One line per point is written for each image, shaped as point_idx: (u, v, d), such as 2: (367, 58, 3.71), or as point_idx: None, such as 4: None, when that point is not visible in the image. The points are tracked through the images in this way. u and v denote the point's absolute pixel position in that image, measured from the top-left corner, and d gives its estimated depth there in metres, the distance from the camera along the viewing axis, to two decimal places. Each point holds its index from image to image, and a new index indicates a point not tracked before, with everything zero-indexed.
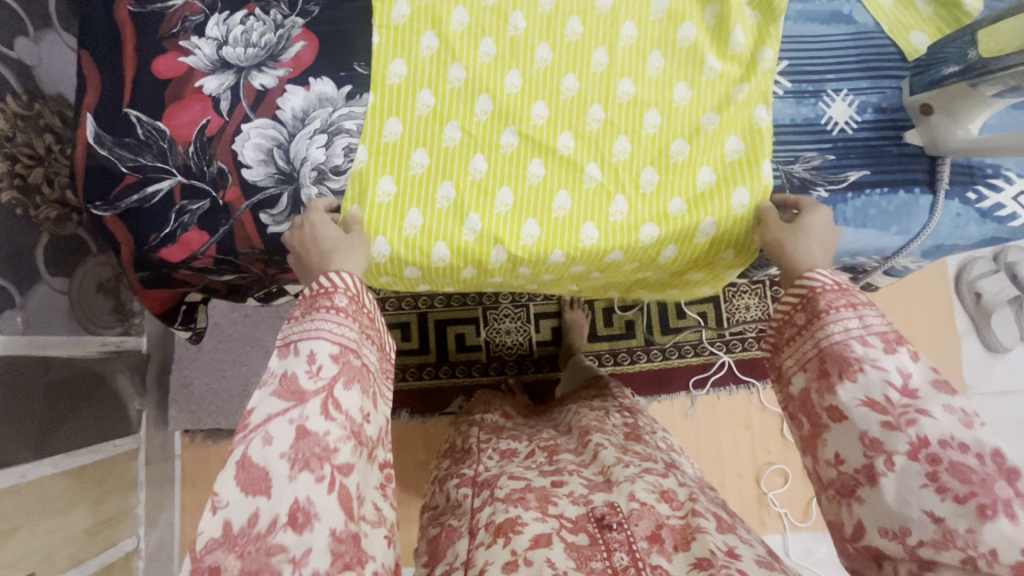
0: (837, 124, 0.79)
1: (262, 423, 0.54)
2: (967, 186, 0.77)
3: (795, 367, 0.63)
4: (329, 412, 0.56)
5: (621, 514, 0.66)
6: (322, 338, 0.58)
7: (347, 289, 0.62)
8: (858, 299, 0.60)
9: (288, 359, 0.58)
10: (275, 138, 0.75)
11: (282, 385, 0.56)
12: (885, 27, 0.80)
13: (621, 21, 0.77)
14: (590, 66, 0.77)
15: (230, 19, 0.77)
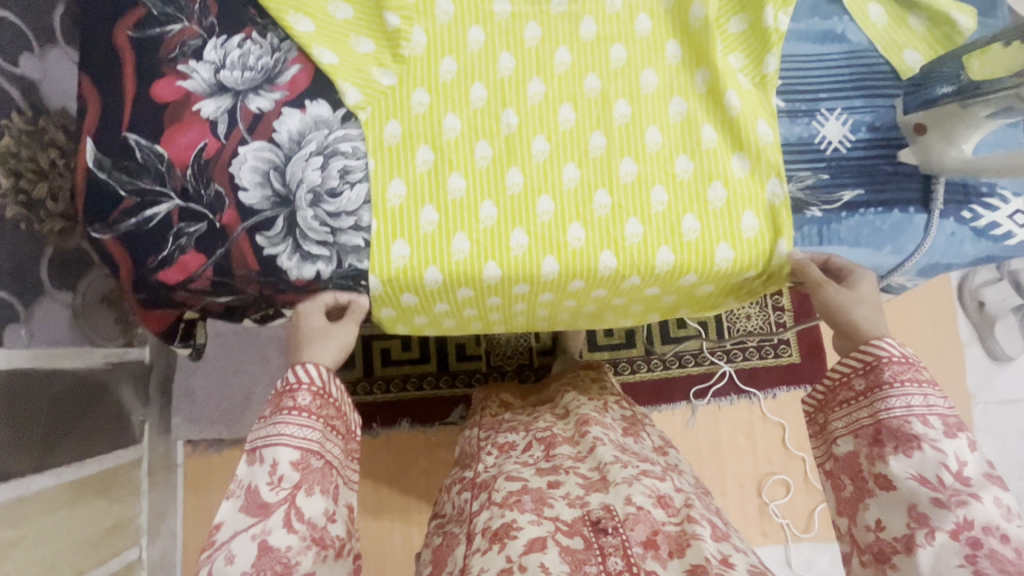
0: (830, 143, 0.79)
1: (227, 538, 0.61)
2: (962, 205, 0.77)
3: (842, 428, 0.69)
4: (291, 524, 0.62)
5: (616, 518, 0.67)
6: (285, 445, 0.64)
7: (312, 385, 0.68)
8: (921, 375, 0.66)
9: (252, 466, 0.65)
10: (271, 161, 0.76)
11: (247, 498, 0.63)
12: (879, 46, 0.80)
13: (612, 102, 0.78)
14: (589, 151, 0.78)
15: (227, 44, 0.78)
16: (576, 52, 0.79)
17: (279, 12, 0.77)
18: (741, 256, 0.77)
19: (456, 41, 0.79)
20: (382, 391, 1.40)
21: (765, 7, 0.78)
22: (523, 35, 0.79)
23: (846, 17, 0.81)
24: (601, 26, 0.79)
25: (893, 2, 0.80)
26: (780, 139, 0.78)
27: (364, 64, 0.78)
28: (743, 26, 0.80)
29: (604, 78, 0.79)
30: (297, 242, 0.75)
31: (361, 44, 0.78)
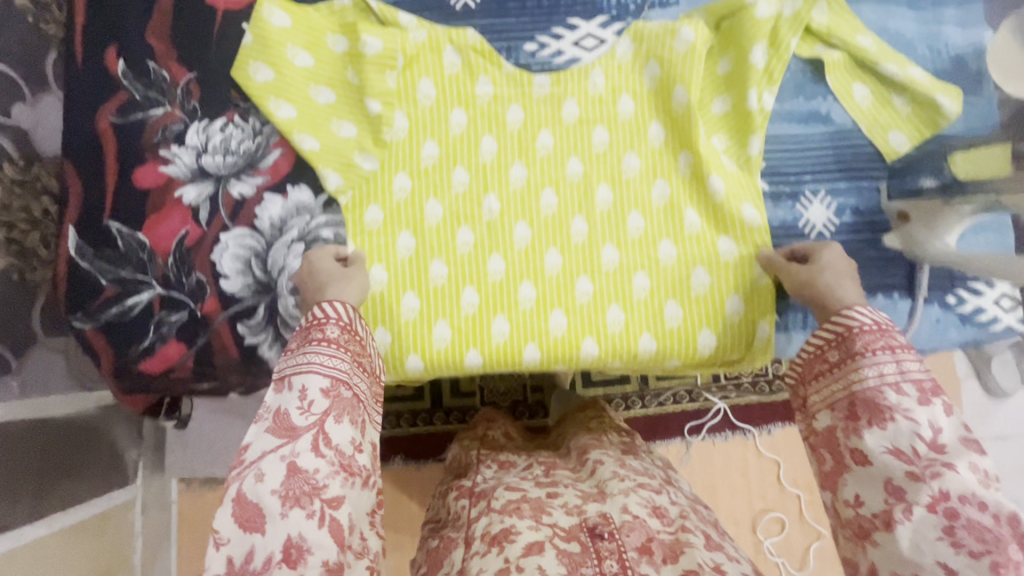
0: (814, 227, 0.79)
1: (257, 457, 0.55)
2: (947, 290, 0.77)
3: (821, 403, 0.64)
4: (319, 448, 0.56)
5: (612, 525, 0.67)
6: (314, 372, 0.59)
7: (341, 321, 0.64)
8: (897, 341, 0.60)
9: (280, 392, 0.59)
10: (253, 247, 0.76)
11: (276, 421, 0.57)
12: (863, 127, 0.80)
13: (593, 186, 0.78)
14: (570, 235, 0.78)
15: (209, 127, 0.78)
16: (557, 135, 0.79)
17: (260, 98, 0.78)
18: (724, 343, 0.76)
19: (437, 124, 0.78)
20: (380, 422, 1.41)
21: (750, 89, 0.78)
22: (505, 118, 0.79)
23: (830, 97, 0.80)
24: (583, 109, 0.79)
25: (878, 83, 0.80)
26: (766, 224, 0.77)
27: (345, 149, 0.78)
28: (726, 105, 0.80)
29: (587, 161, 0.79)
30: (278, 330, 0.75)
31: (343, 128, 0.78)
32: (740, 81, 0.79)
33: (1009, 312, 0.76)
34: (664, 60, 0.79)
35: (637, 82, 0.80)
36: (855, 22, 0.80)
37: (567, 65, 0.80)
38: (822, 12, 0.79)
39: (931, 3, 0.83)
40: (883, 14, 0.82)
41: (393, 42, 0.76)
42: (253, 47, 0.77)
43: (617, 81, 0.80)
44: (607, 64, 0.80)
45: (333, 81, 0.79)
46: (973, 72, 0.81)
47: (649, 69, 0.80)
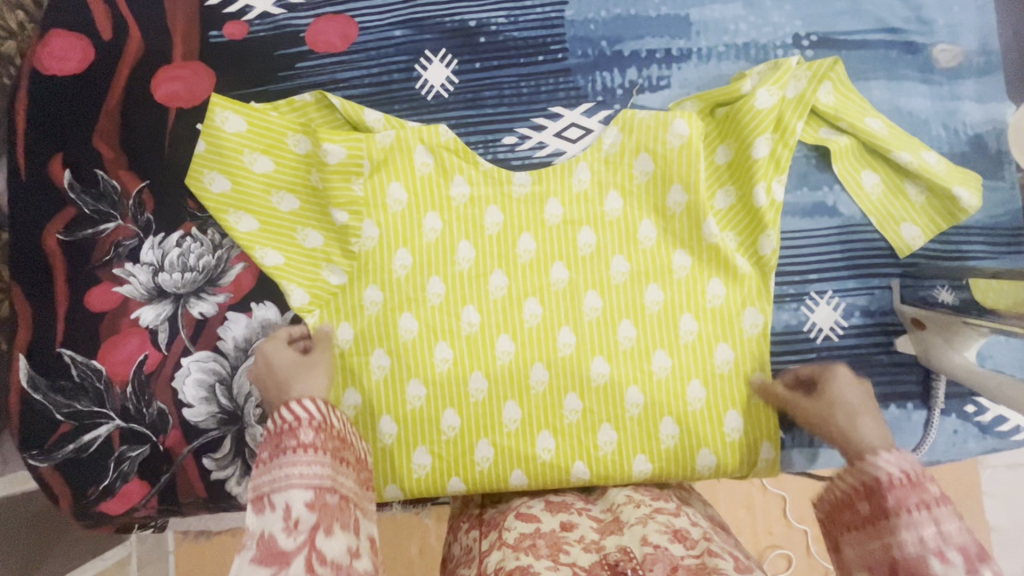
0: (821, 331, 0.72)
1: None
2: (965, 398, 0.71)
3: (857, 565, 0.49)
4: (314, 567, 0.45)
5: (635, 561, 0.51)
6: (294, 486, 0.48)
7: (312, 418, 0.54)
8: (931, 495, 0.47)
9: (260, 513, 0.47)
10: (217, 372, 0.71)
11: (262, 547, 0.45)
12: (874, 220, 0.73)
13: (581, 294, 0.73)
14: (556, 348, 0.72)
15: (165, 242, 0.73)
16: (540, 238, 0.73)
17: (218, 210, 0.72)
18: (723, 461, 0.72)
19: (410, 231, 0.73)
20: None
21: (754, 185, 0.72)
22: (483, 222, 0.73)
23: (836, 187, 0.74)
24: (568, 209, 0.74)
25: (889, 170, 0.73)
26: (770, 327, 0.72)
27: (312, 262, 0.72)
28: (729, 199, 0.74)
29: (573, 266, 0.73)
30: (247, 463, 0.70)
31: (309, 238, 0.73)
32: (742, 173, 0.73)
33: None
34: (658, 153, 0.72)
35: (627, 177, 0.73)
36: (862, 102, 0.73)
37: (550, 160, 0.74)
38: (827, 95, 0.72)
39: (947, 76, 0.76)
40: (893, 91, 0.75)
41: (358, 146, 0.70)
42: (207, 156, 0.71)
43: (605, 176, 0.74)
44: (594, 157, 0.74)
45: (295, 187, 0.73)
46: (993, 153, 0.75)
47: (640, 162, 0.73)
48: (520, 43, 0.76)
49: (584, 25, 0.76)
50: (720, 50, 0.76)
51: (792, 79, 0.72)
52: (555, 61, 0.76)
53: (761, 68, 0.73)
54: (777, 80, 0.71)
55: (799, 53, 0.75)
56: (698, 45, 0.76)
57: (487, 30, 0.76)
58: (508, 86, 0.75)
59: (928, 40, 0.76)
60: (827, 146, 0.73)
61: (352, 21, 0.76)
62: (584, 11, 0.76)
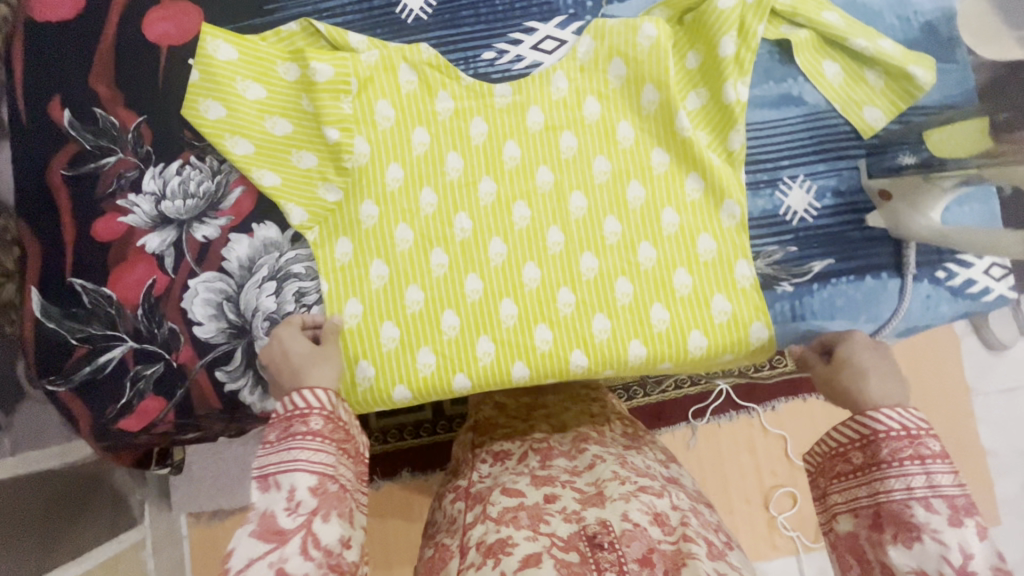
0: (796, 213, 0.76)
1: (244, 563, 0.52)
2: (936, 265, 0.75)
3: (842, 503, 0.60)
4: (308, 549, 0.53)
5: (612, 534, 0.61)
6: (299, 469, 0.56)
7: (325, 410, 0.60)
8: (928, 450, 0.57)
9: (265, 491, 0.56)
10: (223, 291, 0.74)
11: (263, 524, 0.54)
12: (837, 106, 0.78)
13: (567, 195, 0.77)
14: (546, 248, 0.76)
15: (166, 171, 0.76)
16: (524, 145, 0.77)
17: (215, 137, 0.75)
18: (715, 344, 0.74)
19: (401, 146, 0.76)
20: (381, 442, 1.21)
21: (722, 81, 0.75)
22: (469, 133, 0.77)
23: (800, 79, 0.78)
24: (548, 115, 0.77)
25: (848, 59, 0.78)
26: (747, 218, 0.75)
27: (308, 181, 0.75)
28: (701, 100, 0.77)
29: (557, 170, 0.77)
30: (257, 374, 0.73)
31: (304, 159, 0.76)
32: (711, 73, 0.76)
33: (999, 281, 0.75)
34: (630, 56, 0.76)
35: (602, 82, 0.77)
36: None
37: (528, 71, 0.78)
38: None
39: None
40: None
41: (344, 65, 0.74)
42: (201, 85, 0.75)
43: (582, 83, 0.78)
44: (570, 65, 0.78)
45: (287, 111, 0.76)
46: (944, 38, 0.79)
47: (614, 67, 0.77)
48: None
49: None
50: None
51: None
52: None
53: None
54: None
55: None
56: None
57: None
58: (483, 5, 0.79)
59: None
60: (787, 40, 0.77)
61: None
62: None
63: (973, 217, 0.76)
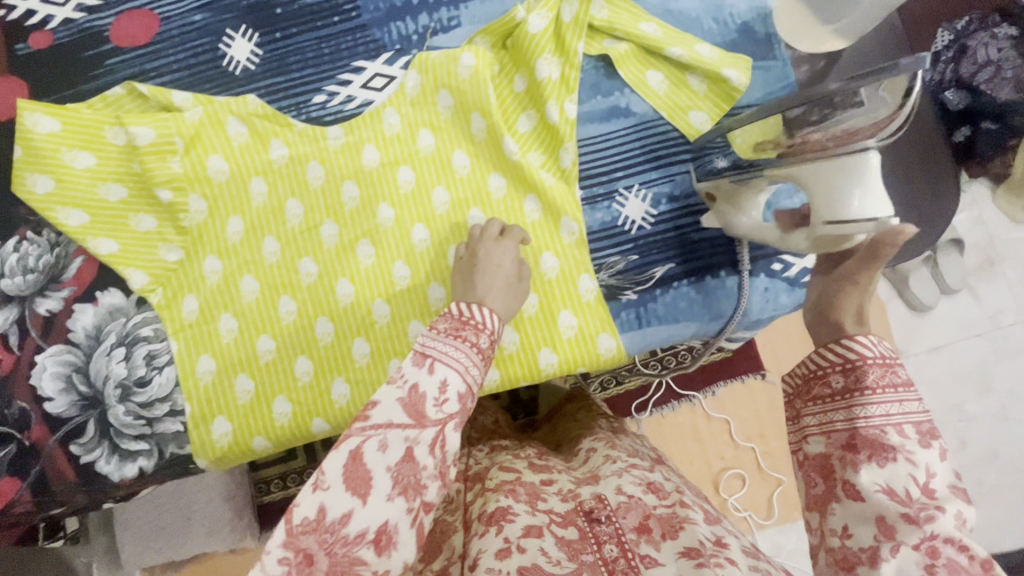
0: (633, 222, 0.78)
1: (383, 423, 0.51)
2: (771, 258, 0.77)
3: (814, 426, 0.53)
4: (435, 448, 0.52)
5: (608, 509, 0.61)
6: (452, 369, 0.54)
7: (486, 328, 0.59)
8: (901, 377, 0.50)
9: (417, 366, 0.54)
10: (72, 362, 0.74)
11: (410, 398, 0.52)
12: (665, 113, 0.80)
13: (409, 228, 0.77)
14: (393, 283, 0.77)
15: (3, 249, 0.75)
16: (362, 183, 0.78)
17: (47, 210, 0.75)
18: (566, 359, 0.76)
19: (238, 199, 0.77)
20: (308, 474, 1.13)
21: (547, 102, 0.77)
22: (306, 178, 0.77)
23: (626, 90, 0.80)
24: (383, 152, 0.78)
25: (669, 67, 0.80)
26: (585, 233, 0.77)
27: (148, 244, 0.75)
28: (532, 121, 0.78)
29: (397, 205, 0.78)
30: (113, 442, 0.73)
31: (142, 222, 0.76)
32: (536, 96, 0.77)
33: None
34: (455, 87, 0.77)
35: (432, 114, 0.78)
36: (635, 10, 0.79)
37: (360, 110, 0.79)
38: (600, 8, 0.78)
39: None
40: None
41: (167, 126, 0.74)
42: (27, 160, 0.74)
43: (413, 116, 0.78)
44: (399, 101, 0.78)
45: (120, 176, 0.76)
46: (762, 38, 0.82)
47: (442, 98, 0.78)
48: (314, 9, 0.80)
49: None
50: None
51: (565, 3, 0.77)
52: (350, 20, 0.81)
53: None
54: (546, 3, 0.76)
55: None
56: None
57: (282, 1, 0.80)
58: (309, 50, 0.80)
59: None
60: (609, 54, 0.79)
61: (152, 13, 0.80)
62: None
63: None
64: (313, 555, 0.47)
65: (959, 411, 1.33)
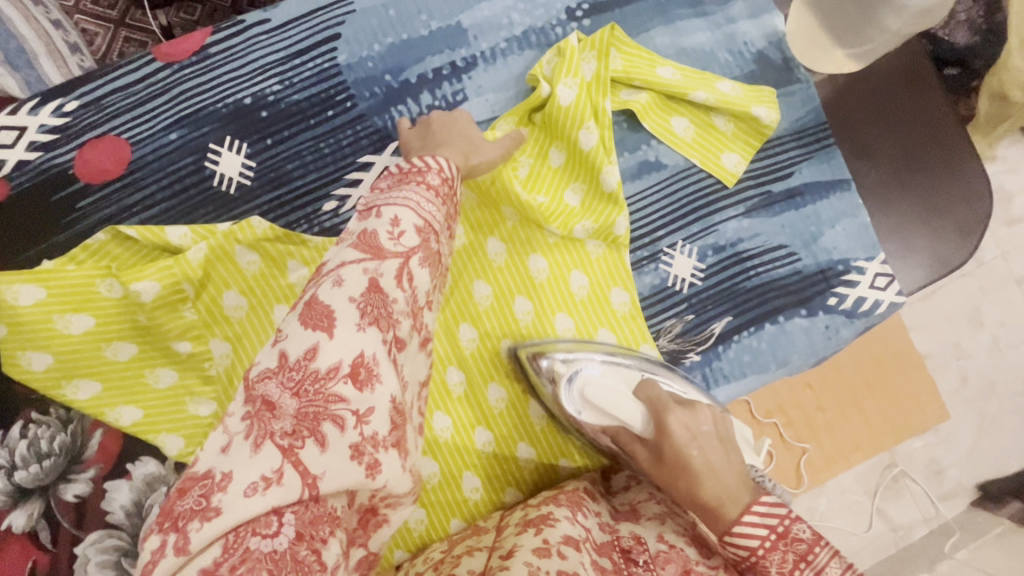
0: (683, 280, 0.75)
1: (338, 265, 0.43)
2: (826, 292, 0.76)
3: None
4: (402, 281, 0.44)
5: (647, 553, 0.51)
6: (407, 204, 0.46)
7: (440, 171, 0.51)
8: (803, 546, 0.46)
9: (366, 220, 0.45)
10: (118, 546, 0.67)
11: (361, 240, 0.44)
12: (696, 161, 0.76)
13: (454, 330, 0.73)
14: (447, 392, 0.72)
15: (8, 438, 0.67)
16: None
17: (53, 387, 0.66)
18: None
19: (264, 334, 0.68)
20: None
21: (599, 172, 0.72)
22: None
23: (653, 142, 0.76)
24: None
25: (692, 111, 0.76)
26: (637, 300, 0.74)
27: (175, 403, 0.68)
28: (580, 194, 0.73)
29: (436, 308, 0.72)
30: None
31: (161, 378, 0.68)
32: (584, 165, 0.73)
33: (886, 290, 0.77)
34: (474, 182, 0.71)
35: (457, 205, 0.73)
36: (649, 54, 0.74)
37: None
38: (614, 60, 0.73)
39: (717, 4, 0.78)
40: (672, 33, 0.77)
41: (171, 274, 0.65)
42: (13, 338, 0.65)
43: None
44: None
45: (126, 333, 0.67)
46: (780, 63, 0.78)
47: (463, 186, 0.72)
48: (304, 105, 0.72)
49: (362, 65, 0.73)
50: (502, 47, 0.75)
51: (583, 62, 0.73)
52: (346, 112, 0.73)
53: (548, 57, 0.74)
54: (568, 70, 0.72)
55: (577, 26, 0.76)
56: (480, 48, 0.75)
57: (266, 101, 0.72)
58: (308, 152, 0.72)
59: None
60: (630, 107, 0.74)
61: (119, 138, 0.70)
62: (357, 51, 0.73)
63: (847, 236, 0.77)
64: (274, 400, 0.39)
65: (954, 351, 1.04)
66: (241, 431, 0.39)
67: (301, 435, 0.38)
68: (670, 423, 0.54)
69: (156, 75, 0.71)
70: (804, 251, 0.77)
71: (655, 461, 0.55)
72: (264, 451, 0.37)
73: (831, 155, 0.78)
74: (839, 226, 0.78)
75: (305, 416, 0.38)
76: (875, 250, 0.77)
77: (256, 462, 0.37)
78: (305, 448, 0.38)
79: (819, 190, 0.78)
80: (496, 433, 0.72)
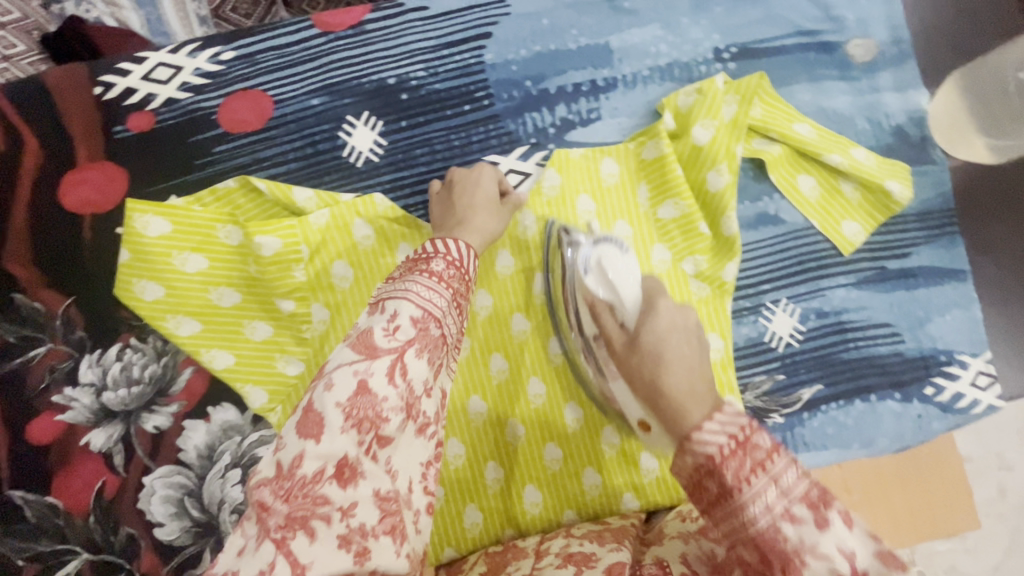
0: (780, 338, 0.74)
1: (331, 366, 0.41)
2: (923, 381, 0.74)
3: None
4: (393, 376, 0.41)
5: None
6: (407, 295, 0.45)
7: (448, 256, 0.50)
8: (762, 451, 0.36)
9: (372, 314, 0.44)
10: (184, 485, 0.67)
11: (355, 338, 0.42)
12: (815, 222, 0.75)
13: (544, 342, 0.73)
14: (526, 405, 0.72)
15: (104, 357, 0.69)
16: (497, 293, 0.73)
17: (157, 318, 0.69)
18: None
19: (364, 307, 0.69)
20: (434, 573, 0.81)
21: (720, 214, 0.72)
22: None
23: (776, 195, 0.75)
24: (518, 258, 0.73)
25: (821, 172, 0.75)
26: (731, 351, 0.72)
27: (266, 356, 0.69)
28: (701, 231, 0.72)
29: (532, 317, 0.73)
30: None
31: (257, 330, 0.70)
32: (706, 205, 0.72)
33: (986, 390, 0.75)
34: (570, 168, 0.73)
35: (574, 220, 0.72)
36: (788, 108, 0.74)
37: None
38: (754, 107, 0.73)
39: (864, 70, 0.77)
40: (815, 92, 0.76)
41: (293, 235, 0.68)
42: (136, 265, 0.69)
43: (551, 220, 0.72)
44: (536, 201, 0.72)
45: (234, 281, 0.69)
46: (918, 139, 0.77)
47: (583, 203, 0.72)
48: (444, 95, 0.73)
49: (505, 66, 0.74)
50: (645, 74, 0.75)
51: (724, 103, 0.72)
52: (482, 109, 0.74)
53: (689, 90, 0.74)
54: (707, 111, 0.72)
55: (721, 67, 0.76)
56: (622, 72, 0.75)
57: (408, 85, 0.73)
58: (438, 141, 0.73)
59: (841, 37, 0.78)
60: (761, 156, 0.74)
61: (264, 94, 0.72)
62: (504, 52, 0.74)
63: (956, 327, 0.75)
64: (267, 504, 0.37)
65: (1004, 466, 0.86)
66: (252, 537, 0.37)
67: (293, 528, 0.37)
68: (660, 305, 0.46)
69: (311, 41, 0.73)
70: (909, 334, 0.75)
71: (632, 335, 0.47)
72: (262, 548, 0.36)
73: (951, 244, 0.76)
74: (949, 316, 0.75)
75: (294, 518, 0.37)
76: (981, 348, 0.75)
77: (255, 557, 0.36)
78: (295, 540, 0.36)
79: (935, 275, 0.76)
80: (568, 456, 0.71)
